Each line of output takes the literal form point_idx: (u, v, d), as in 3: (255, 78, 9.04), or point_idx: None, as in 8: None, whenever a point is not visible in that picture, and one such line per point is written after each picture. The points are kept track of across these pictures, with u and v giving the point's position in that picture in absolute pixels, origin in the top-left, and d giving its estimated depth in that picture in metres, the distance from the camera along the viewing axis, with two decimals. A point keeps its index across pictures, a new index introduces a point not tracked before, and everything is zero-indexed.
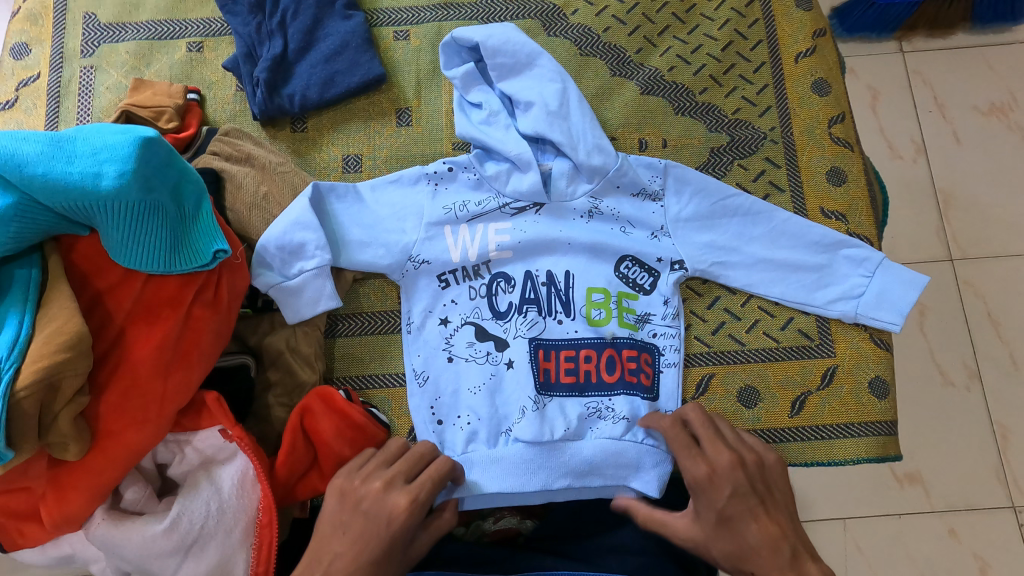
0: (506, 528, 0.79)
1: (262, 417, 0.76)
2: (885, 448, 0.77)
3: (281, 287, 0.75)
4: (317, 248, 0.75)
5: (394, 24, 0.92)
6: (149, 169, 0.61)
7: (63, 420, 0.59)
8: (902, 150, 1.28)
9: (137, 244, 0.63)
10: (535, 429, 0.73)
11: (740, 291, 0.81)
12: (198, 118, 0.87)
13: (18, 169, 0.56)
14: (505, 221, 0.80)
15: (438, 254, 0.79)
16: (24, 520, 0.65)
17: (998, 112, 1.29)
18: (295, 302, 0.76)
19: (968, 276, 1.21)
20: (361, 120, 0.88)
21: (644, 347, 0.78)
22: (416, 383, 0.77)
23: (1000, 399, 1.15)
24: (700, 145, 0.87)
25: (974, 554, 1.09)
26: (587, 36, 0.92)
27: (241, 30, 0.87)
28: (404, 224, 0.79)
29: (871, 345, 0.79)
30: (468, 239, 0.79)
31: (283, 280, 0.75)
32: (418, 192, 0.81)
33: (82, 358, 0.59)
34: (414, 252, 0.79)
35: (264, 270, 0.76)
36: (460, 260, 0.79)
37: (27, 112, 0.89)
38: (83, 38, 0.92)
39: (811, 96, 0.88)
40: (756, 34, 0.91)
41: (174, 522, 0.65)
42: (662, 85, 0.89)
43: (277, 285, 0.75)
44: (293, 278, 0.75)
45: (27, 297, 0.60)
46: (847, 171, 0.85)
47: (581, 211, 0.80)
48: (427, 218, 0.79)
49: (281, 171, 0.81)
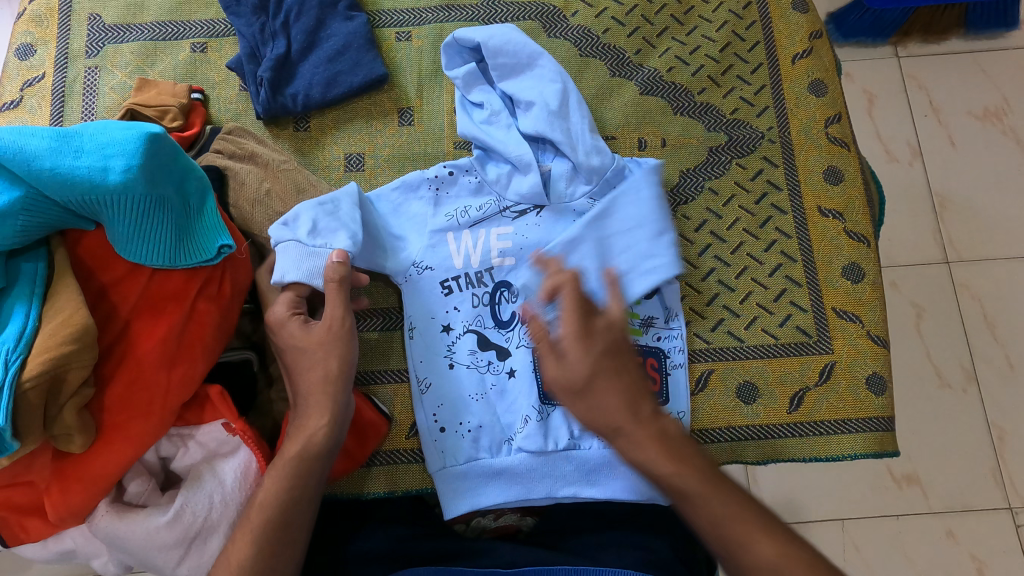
0: (507, 524, 0.81)
1: (264, 412, 0.76)
2: (882, 444, 0.77)
3: (299, 243, 0.72)
4: (353, 234, 0.74)
5: (396, 26, 0.93)
6: (155, 164, 0.62)
7: (68, 411, 0.59)
8: (897, 153, 1.29)
9: (142, 239, 0.63)
10: (539, 439, 0.74)
11: (739, 289, 0.82)
12: (202, 117, 0.88)
13: (26, 163, 0.57)
14: (506, 227, 0.81)
15: (440, 260, 0.79)
16: (26, 514, 0.65)
17: (992, 116, 1.30)
18: (296, 264, 0.72)
19: (963, 278, 1.22)
20: (363, 119, 0.89)
21: (649, 352, 0.78)
22: (419, 391, 0.77)
23: (996, 400, 1.16)
24: (699, 144, 0.88)
25: (971, 555, 1.09)
26: (587, 38, 0.93)
27: (245, 31, 0.87)
28: (407, 232, 0.81)
29: (869, 342, 0.80)
30: (470, 245, 0.80)
31: (305, 239, 0.73)
32: (419, 199, 0.81)
33: (88, 350, 0.59)
34: (418, 260, 0.79)
35: (290, 225, 0.73)
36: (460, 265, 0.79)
37: (32, 111, 0.90)
38: (88, 39, 0.93)
39: (808, 96, 0.89)
40: (754, 35, 0.92)
41: (178, 514, 0.65)
42: (661, 85, 0.90)
43: (296, 240, 0.72)
44: (316, 243, 0.73)
45: (34, 291, 0.60)
46: (844, 170, 0.86)
47: (588, 214, 0.80)
48: (430, 227, 0.80)
49: (283, 168, 0.81)
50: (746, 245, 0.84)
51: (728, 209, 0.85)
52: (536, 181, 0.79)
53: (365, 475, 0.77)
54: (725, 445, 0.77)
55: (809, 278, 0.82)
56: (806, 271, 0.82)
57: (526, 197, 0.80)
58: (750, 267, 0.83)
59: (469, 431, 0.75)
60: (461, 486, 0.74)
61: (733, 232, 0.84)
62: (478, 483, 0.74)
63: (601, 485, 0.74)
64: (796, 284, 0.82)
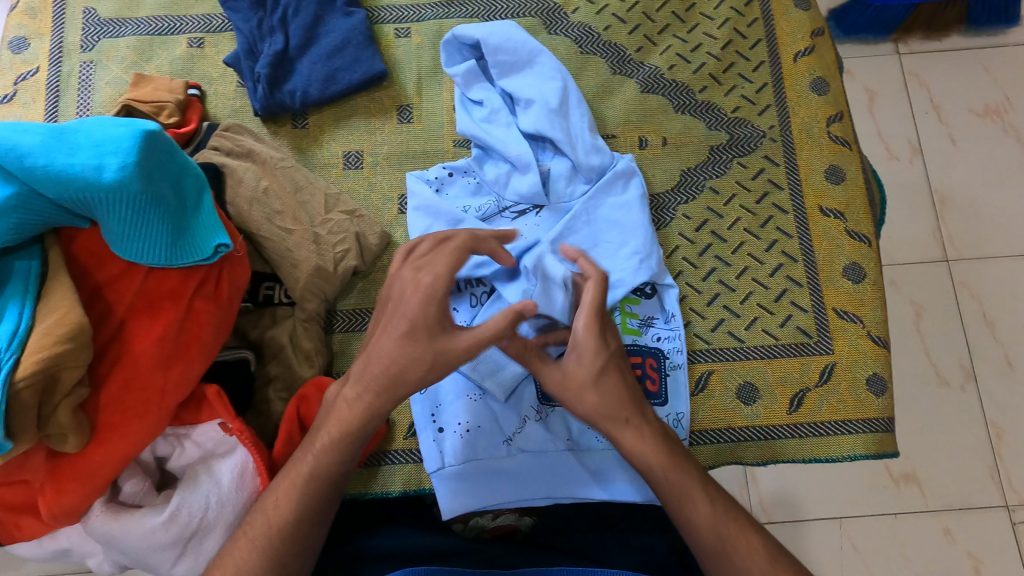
0: (505, 524, 0.81)
1: (261, 412, 0.75)
2: (883, 445, 0.77)
3: None
4: None
5: (395, 22, 0.92)
6: (151, 161, 0.61)
7: (62, 412, 0.58)
8: (898, 152, 1.29)
9: (137, 237, 0.63)
10: (540, 440, 0.75)
11: (740, 289, 0.81)
12: (198, 114, 0.87)
13: (19, 160, 0.57)
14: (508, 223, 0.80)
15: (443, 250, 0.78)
16: (20, 513, 0.64)
17: (993, 114, 1.30)
18: None
19: (963, 277, 1.22)
20: (362, 116, 0.88)
21: (649, 352, 0.77)
22: (418, 389, 0.76)
23: (994, 399, 1.15)
24: (701, 143, 0.87)
25: (969, 554, 1.09)
26: (588, 34, 0.92)
27: (242, 27, 0.86)
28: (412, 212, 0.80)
29: (870, 342, 0.80)
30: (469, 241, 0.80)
31: None
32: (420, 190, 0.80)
33: (82, 350, 0.59)
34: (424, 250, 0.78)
35: None
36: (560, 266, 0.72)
37: (26, 105, 0.89)
38: (83, 33, 0.92)
39: (810, 95, 0.88)
40: (755, 33, 0.92)
41: (174, 515, 0.64)
42: (663, 83, 0.90)
43: None
44: None
45: (27, 289, 0.60)
46: (846, 169, 0.85)
47: (587, 215, 0.79)
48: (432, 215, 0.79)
49: (281, 166, 0.80)
50: (748, 245, 0.83)
51: (728, 209, 0.84)
52: (535, 179, 0.78)
53: (362, 475, 0.76)
54: (725, 446, 0.77)
55: (810, 278, 0.82)
56: (807, 271, 0.82)
57: (525, 195, 0.79)
58: (751, 266, 0.82)
59: (467, 431, 0.74)
60: (460, 487, 0.73)
61: (734, 231, 0.84)
62: (476, 483, 0.74)
63: (599, 486, 0.74)
64: (797, 284, 0.82)
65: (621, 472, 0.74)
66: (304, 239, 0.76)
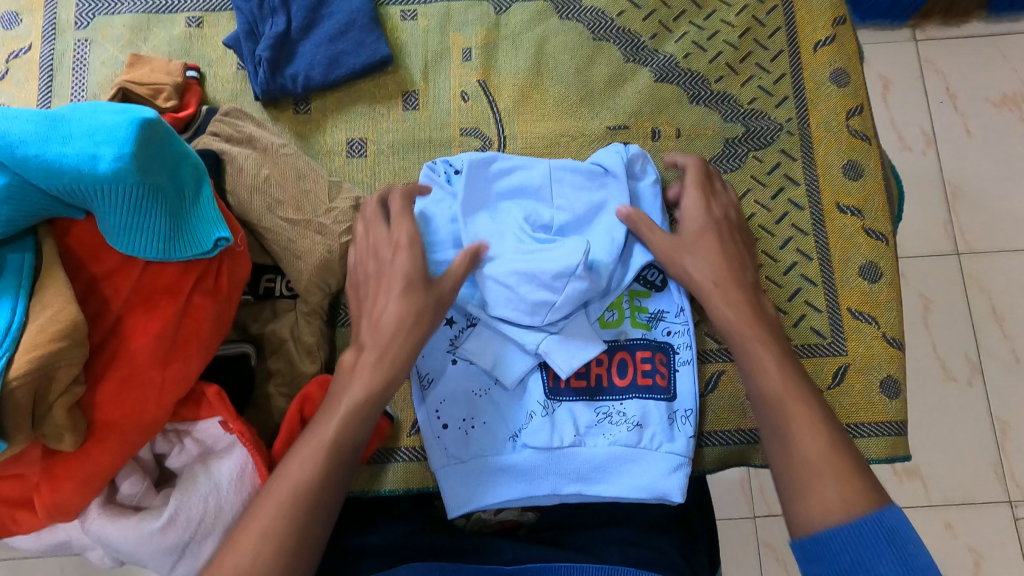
0: (507, 520, 0.78)
1: (263, 408, 0.74)
2: (894, 448, 0.75)
3: None
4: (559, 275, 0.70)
5: (401, 4, 0.89)
6: (148, 151, 0.58)
7: (57, 411, 0.57)
8: (911, 142, 1.26)
9: (135, 229, 0.60)
10: (546, 435, 0.71)
11: (785, 286, 0.80)
12: (198, 97, 0.84)
13: (11, 149, 0.54)
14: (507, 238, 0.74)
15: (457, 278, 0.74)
16: (16, 507, 0.63)
17: (1009, 103, 1.27)
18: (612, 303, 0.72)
19: (974, 270, 1.20)
20: (365, 102, 0.86)
21: (658, 346, 0.75)
22: (421, 386, 0.75)
23: (1001, 394, 1.14)
24: (715, 136, 0.85)
25: (969, 548, 1.08)
26: (601, 21, 0.89)
27: (242, 6, 0.84)
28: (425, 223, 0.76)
29: (884, 344, 0.78)
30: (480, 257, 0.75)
31: None
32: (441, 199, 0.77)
33: (78, 347, 0.57)
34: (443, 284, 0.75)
35: None
36: (568, 369, 0.71)
37: (18, 85, 0.87)
38: (76, 9, 0.89)
39: (829, 86, 0.85)
40: (774, 21, 0.89)
41: (171, 520, 0.63)
42: (677, 72, 0.87)
43: None
44: None
45: (20, 283, 0.57)
46: (865, 164, 0.83)
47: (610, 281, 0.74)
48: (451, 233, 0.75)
49: (283, 153, 0.77)
50: (762, 242, 0.81)
51: (742, 205, 0.82)
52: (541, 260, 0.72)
53: (367, 472, 0.75)
54: (732, 447, 0.76)
55: (825, 276, 0.80)
56: (822, 269, 0.80)
57: (534, 220, 0.75)
58: (764, 264, 0.80)
59: (473, 427, 0.73)
60: (463, 486, 0.71)
61: (749, 228, 0.81)
62: (481, 482, 0.71)
63: (607, 485, 0.71)
64: (812, 283, 0.80)
65: (632, 473, 0.71)
66: (308, 230, 0.74)
